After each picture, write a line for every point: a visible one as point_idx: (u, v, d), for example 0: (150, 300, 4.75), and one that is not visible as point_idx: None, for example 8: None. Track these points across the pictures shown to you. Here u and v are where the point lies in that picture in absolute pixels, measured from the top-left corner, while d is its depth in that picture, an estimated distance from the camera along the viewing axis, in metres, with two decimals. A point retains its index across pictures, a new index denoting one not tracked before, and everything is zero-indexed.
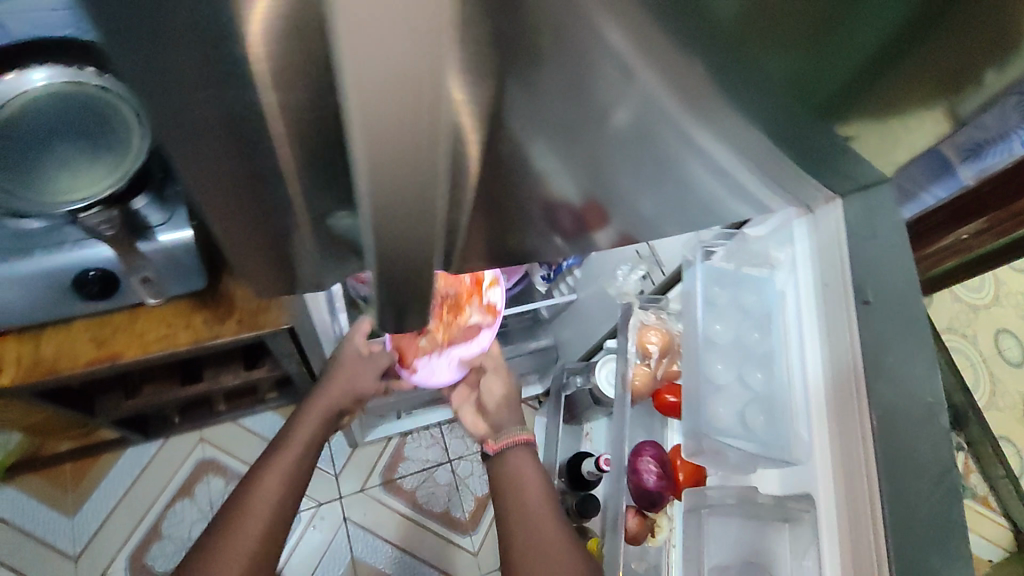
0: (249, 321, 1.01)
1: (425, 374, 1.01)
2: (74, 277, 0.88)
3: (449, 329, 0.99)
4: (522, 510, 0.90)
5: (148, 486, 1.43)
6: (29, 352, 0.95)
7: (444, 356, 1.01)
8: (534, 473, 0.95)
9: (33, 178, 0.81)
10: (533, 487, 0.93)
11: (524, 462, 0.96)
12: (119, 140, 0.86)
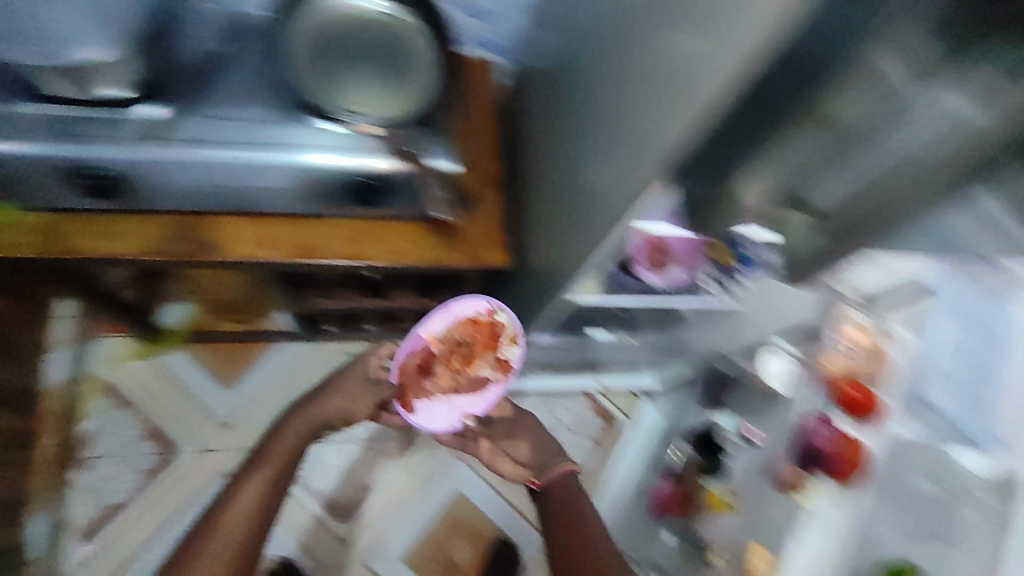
0: (392, 248, 1.04)
1: (427, 420, 1.14)
2: (205, 167, 0.89)
3: (458, 379, 1.13)
4: (578, 552, 1.10)
5: (271, 388, 1.53)
6: (178, 230, 0.97)
7: (446, 404, 1.14)
8: (589, 510, 1.17)
9: (217, 93, 0.89)
10: (593, 523, 1.15)
11: (578, 497, 1.20)
12: (364, 74, 0.96)
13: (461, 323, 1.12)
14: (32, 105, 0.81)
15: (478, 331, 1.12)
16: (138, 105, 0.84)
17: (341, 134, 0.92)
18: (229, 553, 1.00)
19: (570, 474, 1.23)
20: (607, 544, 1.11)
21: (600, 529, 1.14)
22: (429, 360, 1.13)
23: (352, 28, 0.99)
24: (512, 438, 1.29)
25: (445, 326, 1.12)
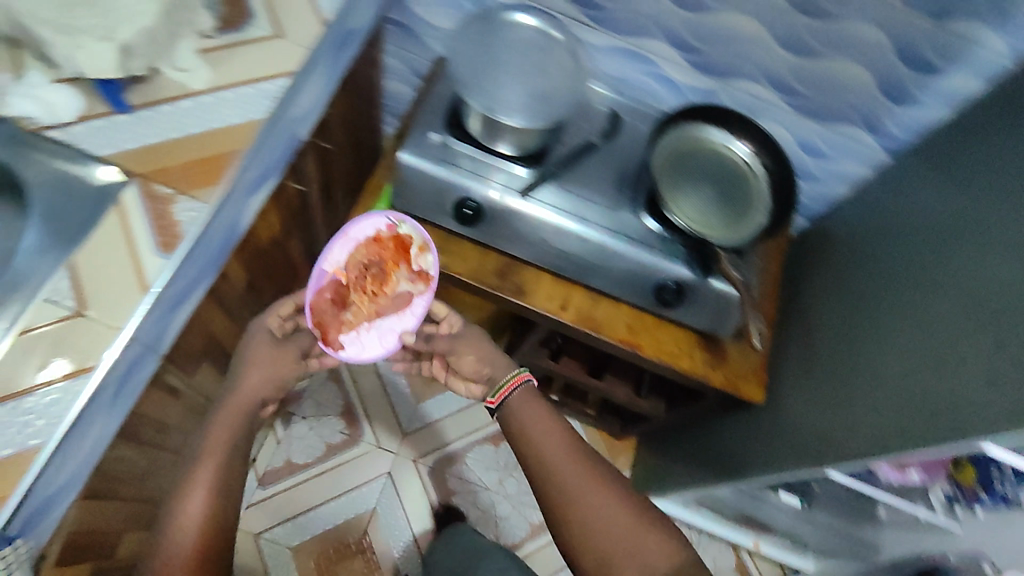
0: (648, 343, 1.08)
1: (359, 351, 0.95)
2: (529, 224, 1.04)
3: (377, 304, 0.97)
4: (563, 503, 0.86)
5: (463, 419, 1.64)
6: (494, 267, 1.09)
7: (376, 330, 0.96)
8: (547, 428, 0.92)
9: (582, 179, 1.06)
10: (547, 443, 0.90)
11: (528, 410, 0.94)
12: (705, 203, 1.03)
13: (363, 245, 0.99)
14: (452, 145, 1.02)
15: (382, 250, 0.99)
16: (520, 167, 1.03)
17: (662, 239, 1.04)
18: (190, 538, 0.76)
19: (526, 377, 0.97)
20: (606, 499, 0.86)
21: (568, 444, 0.90)
22: (341, 290, 0.97)
23: (714, 157, 1.06)
24: (464, 346, 1.02)
25: (347, 253, 0.99)
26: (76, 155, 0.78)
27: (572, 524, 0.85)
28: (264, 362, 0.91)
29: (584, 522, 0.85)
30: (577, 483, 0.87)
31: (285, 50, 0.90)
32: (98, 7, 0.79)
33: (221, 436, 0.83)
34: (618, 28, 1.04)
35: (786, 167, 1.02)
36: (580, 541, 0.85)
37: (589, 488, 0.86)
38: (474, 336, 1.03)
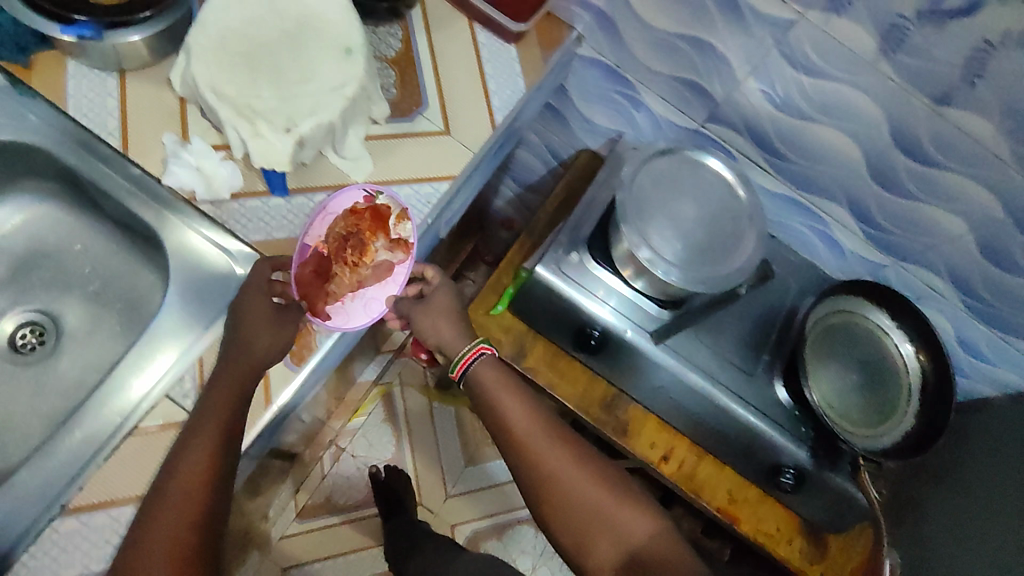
0: (742, 510, 1.01)
1: (347, 321, 0.73)
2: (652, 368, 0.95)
3: (358, 276, 0.75)
4: (541, 475, 0.75)
5: (510, 495, 1.58)
6: (603, 400, 1.02)
7: (361, 300, 0.75)
8: (510, 396, 0.79)
9: (721, 332, 0.97)
10: (514, 415, 0.78)
11: (486, 375, 0.79)
12: (844, 391, 0.96)
13: (342, 217, 0.75)
14: (597, 273, 0.94)
15: (362, 221, 0.75)
16: (660, 309, 0.94)
17: (788, 414, 0.96)
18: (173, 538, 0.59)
19: (480, 349, 0.80)
20: (558, 452, 0.76)
21: (528, 411, 0.78)
22: (325, 263, 0.74)
23: (868, 343, 0.97)
24: (430, 315, 0.80)
25: (325, 227, 0.75)
26: (229, 245, 0.75)
27: (558, 505, 0.74)
28: (243, 334, 0.69)
29: (566, 496, 0.74)
30: (558, 454, 0.76)
31: (452, 152, 0.84)
32: (274, 86, 0.71)
33: (219, 409, 0.65)
34: (800, 181, 0.94)
35: (949, 385, 0.91)
36: (560, 513, 0.74)
37: (567, 462, 0.76)
38: (444, 291, 0.83)
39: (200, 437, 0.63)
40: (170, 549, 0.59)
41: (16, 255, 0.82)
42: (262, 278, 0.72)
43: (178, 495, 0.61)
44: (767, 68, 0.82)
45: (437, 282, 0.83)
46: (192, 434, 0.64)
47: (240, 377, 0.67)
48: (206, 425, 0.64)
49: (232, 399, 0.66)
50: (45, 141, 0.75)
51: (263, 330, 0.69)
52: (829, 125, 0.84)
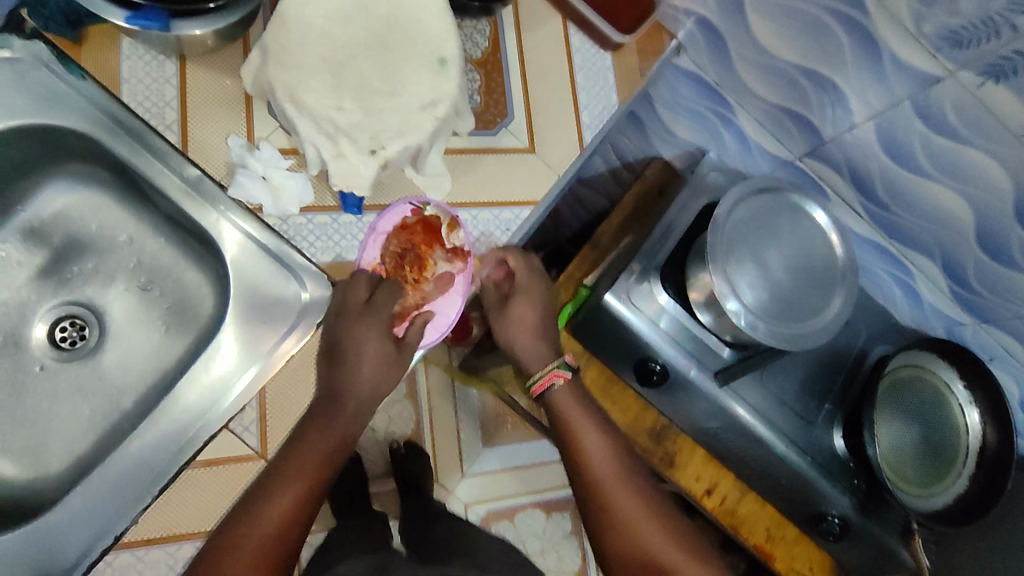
0: (778, 549, 1.01)
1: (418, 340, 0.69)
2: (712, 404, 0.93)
3: (422, 292, 0.71)
4: (610, 519, 0.68)
5: (529, 479, 1.51)
6: (652, 429, 1.00)
7: (428, 316, 0.70)
8: (594, 429, 0.72)
9: (783, 374, 0.95)
10: (596, 453, 0.71)
11: (569, 405, 0.73)
12: (901, 449, 0.93)
13: (392, 235, 0.70)
14: (665, 304, 0.91)
15: (414, 235, 0.71)
16: (727, 348, 0.91)
17: (840, 462, 0.96)
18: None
19: (555, 376, 0.72)
20: (633, 496, 0.69)
21: (611, 449, 0.72)
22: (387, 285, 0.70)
23: (934, 401, 0.92)
24: (511, 324, 0.74)
25: (380, 247, 0.70)
26: (294, 264, 0.70)
27: (621, 549, 0.67)
28: (346, 365, 0.64)
29: (633, 541, 0.67)
30: (632, 499, 0.69)
31: (536, 173, 0.77)
32: (360, 95, 0.63)
33: (322, 455, 0.62)
34: (889, 228, 0.90)
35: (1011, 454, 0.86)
36: (621, 559, 0.67)
37: (640, 505, 0.69)
38: (535, 286, 0.76)
39: (299, 474, 0.60)
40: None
41: (57, 242, 0.76)
42: (347, 294, 0.67)
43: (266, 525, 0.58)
44: (890, 118, 0.76)
45: (521, 275, 0.74)
46: (292, 470, 0.60)
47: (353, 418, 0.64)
48: (305, 471, 0.61)
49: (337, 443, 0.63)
50: (97, 129, 0.67)
51: (370, 373, 0.65)
52: (945, 186, 0.78)
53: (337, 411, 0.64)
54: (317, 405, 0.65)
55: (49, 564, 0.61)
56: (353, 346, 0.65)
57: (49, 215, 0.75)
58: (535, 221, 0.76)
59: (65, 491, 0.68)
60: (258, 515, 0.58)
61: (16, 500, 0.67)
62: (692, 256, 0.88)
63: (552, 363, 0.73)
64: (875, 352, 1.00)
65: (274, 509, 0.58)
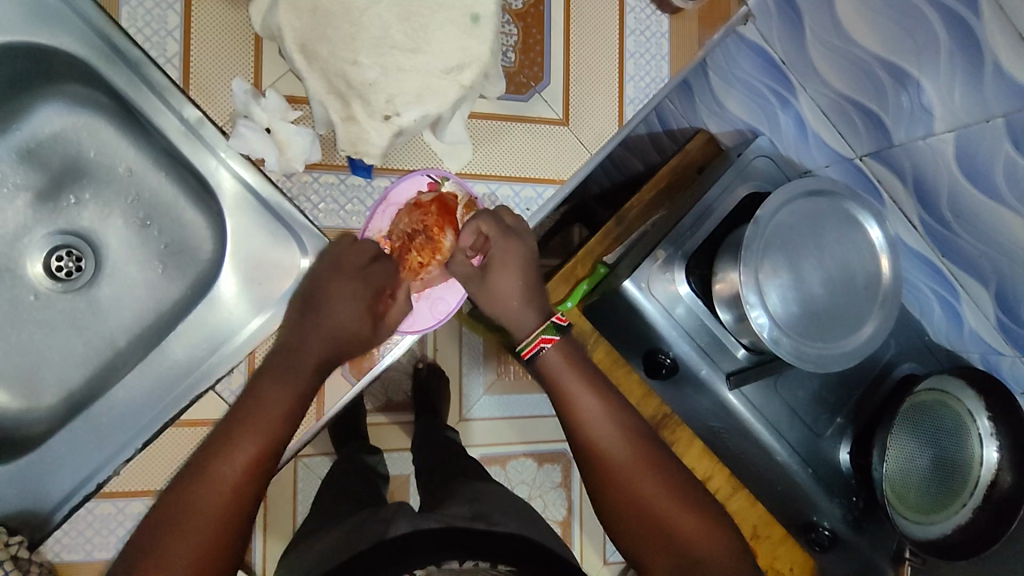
0: (763, 548, 0.95)
1: (412, 324, 0.68)
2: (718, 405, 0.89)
3: (426, 276, 0.69)
4: (610, 476, 0.64)
5: (530, 429, 1.40)
6: (653, 418, 0.91)
7: (427, 300, 0.69)
8: (585, 387, 0.66)
9: (799, 382, 0.91)
10: (591, 413, 0.65)
11: (559, 365, 0.67)
12: (909, 473, 0.88)
13: (405, 211, 0.66)
14: (683, 294, 0.86)
15: (428, 215, 0.67)
16: (741, 349, 0.87)
17: (840, 478, 0.93)
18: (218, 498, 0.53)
19: (542, 342, 0.66)
20: (631, 450, 0.65)
21: (606, 407, 0.66)
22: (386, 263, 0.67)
23: (953, 428, 0.86)
24: (494, 295, 0.67)
25: (389, 221, 0.67)
26: (294, 225, 0.65)
27: (619, 504, 0.63)
28: (310, 336, 0.61)
29: (632, 497, 0.63)
30: (626, 455, 0.64)
31: (567, 149, 0.70)
32: (376, 49, 0.55)
33: (271, 424, 0.57)
34: (945, 246, 0.83)
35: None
36: (622, 516, 0.63)
37: (636, 459, 0.64)
38: (508, 248, 0.66)
39: (244, 451, 0.55)
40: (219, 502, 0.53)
41: (54, 166, 0.72)
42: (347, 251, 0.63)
43: (211, 501, 0.53)
44: (976, 134, 0.67)
45: (497, 240, 0.66)
46: (230, 447, 0.55)
47: (309, 378, 0.60)
48: (248, 442, 0.56)
49: (289, 408, 0.59)
50: (93, 54, 0.61)
51: (334, 337, 0.62)
52: (1020, 218, 0.69)
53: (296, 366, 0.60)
54: (267, 369, 0.60)
55: (33, 504, 0.62)
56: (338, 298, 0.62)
57: (47, 136, 0.70)
58: (558, 203, 0.70)
59: (56, 426, 0.68)
60: (205, 484, 0.53)
61: (9, 430, 0.67)
62: (722, 251, 0.82)
63: (539, 328, 0.66)
64: (902, 368, 0.94)
65: (217, 478, 0.53)
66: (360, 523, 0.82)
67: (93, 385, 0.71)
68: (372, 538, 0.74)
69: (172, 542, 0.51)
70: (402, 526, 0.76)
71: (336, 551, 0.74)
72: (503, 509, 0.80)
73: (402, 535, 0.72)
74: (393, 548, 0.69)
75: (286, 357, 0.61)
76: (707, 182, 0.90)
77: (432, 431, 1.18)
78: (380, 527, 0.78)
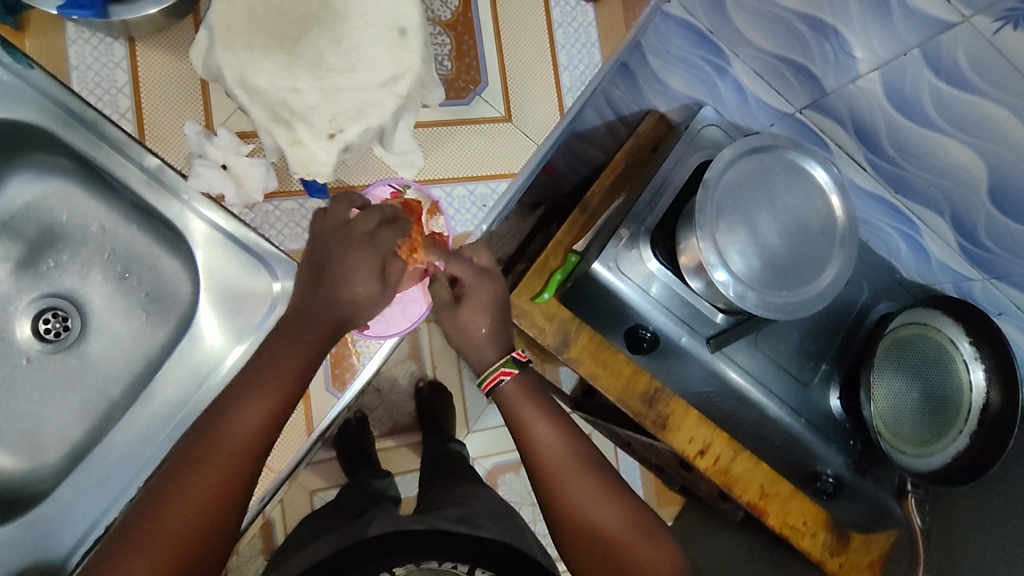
0: (765, 499, 0.99)
1: (385, 330, 0.69)
2: (704, 370, 0.91)
3: (402, 278, 0.70)
4: (566, 511, 0.66)
5: None
6: (645, 392, 0.97)
7: (399, 304, 0.70)
8: (542, 417, 0.69)
9: (780, 337, 0.93)
10: (549, 446, 0.68)
11: (516, 398, 0.69)
12: (903, 419, 0.89)
13: None
14: (655, 271, 0.87)
15: None
16: (720, 314, 0.88)
17: (837, 424, 0.94)
18: (219, 463, 0.55)
19: (501, 375, 0.67)
20: (595, 489, 0.66)
21: (564, 440, 0.69)
22: None
23: (934, 372, 0.88)
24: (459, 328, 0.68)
25: None
26: (259, 252, 0.67)
27: (581, 545, 0.65)
28: (298, 342, 0.60)
29: (587, 531, 0.65)
30: (588, 488, 0.66)
31: (514, 144, 0.73)
32: (315, 76, 0.59)
33: (244, 438, 0.57)
34: (895, 182, 0.85)
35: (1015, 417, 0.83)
36: (578, 551, 0.65)
37: (593, 493, 0.66)
38: (483, 292, 0.68)
39: (209, 471, 0.55)
40: (212, 480, 0.55)
41: (31, 233, 0.75)
42: (375, 240, 0.61)
43: (188, 505, 0.53)
44: (898, 68, 0.70)
45: (472, 283, 0.67)
46: (204, 459, 0.55)
47: (290, 382, 0.59)
48: (221, 455, 0.55)
49: (282, 398, 0.59)
50: (50, 119, 0.65)
51: (323, 331, 0.60)
52: (958, 141, 0.73)
53: (308, 330, 0.60)
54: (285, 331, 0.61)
55: (46, 555, 0.63)
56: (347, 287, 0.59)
57: (20, 207, 0.73)
58: (512, 196, 0.73)
59: (60, 481, 0.70)
60: (214, 441, 0.56)
61: (15, 491, 0.69)
62: (682, 220, 0.84)
63: (499, 361, 0.67)
64: (879, 309, 0.97)
65: (222, 442, 0.56)
66: (348, 526, 0.87)
67: (92, 437, 0.73)
68: (354, 535, 0.80)
69: (155, 530, 0.52)
70: (381, 526, 0.81)
71: (335, 546, 0.78)
72: (486, 513, 0.85)
73: (384, 532, 0.77)
74: (375, 546, 0.74)
75: (273, 357, 0.60)
76: (662, 157, 0.93)
77: (439, 446, 1.23)
78: (360, 528, 0.83)
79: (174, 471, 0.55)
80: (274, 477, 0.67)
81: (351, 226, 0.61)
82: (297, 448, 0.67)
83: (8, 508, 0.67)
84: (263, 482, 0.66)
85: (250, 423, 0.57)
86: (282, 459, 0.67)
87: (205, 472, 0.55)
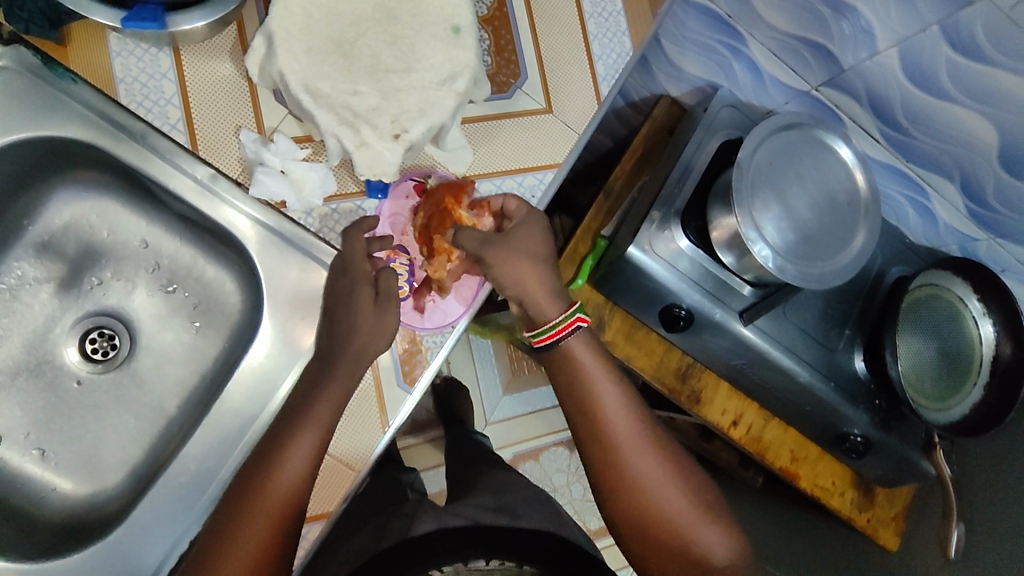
0: (797, 460, 1.05)
1: (445, 317, 0.70)
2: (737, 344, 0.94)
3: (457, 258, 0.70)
4: (615, 468, 0.67)
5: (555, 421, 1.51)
6: (679, 368, 1.02)
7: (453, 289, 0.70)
8: (606, 377, 0.69)
9: (805, 307, 0.97)
10: (609, 403, 0.68)
11: (583, 354, 0.69)
12: (920, 367, 0.93)
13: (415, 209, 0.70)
14: (684, 248, 0.89)
15: (434, 202, 0.69)
16: (747, 287, 0.90)
17: (862, 384, 0.99)
18: (267, 513, 0.59)
19: (578, 321, 0.68)
20: (645, 450, 0.67)
21: (624, 399, 0.69)
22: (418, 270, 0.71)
23: (949, 319, 0.93)
24: (511, 253, 0.67)
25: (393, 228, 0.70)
26: (319, 255, 0.68)
27: (630, 502, 0.66)
28: (324, 389, 0.63)
29: (633, 489, 0.66)
30: (642, 449, 0.67)
31: (555, 134, 0.75)
32: (375, 77, 0.60)
33: (287, 487, 0.60)
34: (905, 151, 0.90)
35: None
36: (624, 509, 0.67)
37: (646, 452, 0.67)
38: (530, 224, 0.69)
39: (258, 522, 0.59)
40: (260, 530, 0.59)
41: (71, 252, 0.73)
42: (348, 258, 0.65)
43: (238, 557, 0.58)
44: (917, 44, 0.74)
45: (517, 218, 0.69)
46: (251, 511, 0.59)
47: (321, 431, 0.62)
48: (264, 507, 0.59)
49: (317, 446, 0.62)
50: (97, 135, 0.64)
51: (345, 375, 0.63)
52: (972, 111, 0.78)
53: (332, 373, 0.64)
54: (313, 379, 0.64)
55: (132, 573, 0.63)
56: (358, 313, 0.64)
57: (60, 226, 0.72)
58: (558, 185, 0.74)
59: (127, 502, 0.69)
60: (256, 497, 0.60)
61: (83, 516, 0.68)
62: (711, 199, 0.86)
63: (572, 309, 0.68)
64: (892, 273, 1.02)
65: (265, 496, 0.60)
66: (390, 521, 0.88)
67: (152, 455, 0.73)
68: (397, 536, 0.80)
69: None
70: (424, 524, 0.80)
71: (373, 548, 0.80)
72: (524, 501, 0.87)
73: (426, 532, 0.77)
74: (421, 544, 0.75)
75: (303, 408, 0.63)
76: (682, 140, 0.96)
77: (461, 437, 1.21)
78: (400, 527, 0.84)
79: (224, 525, 0.60)
80: (357, 476, 0.67)
81: (342, 264, 0.66)
82: (375, 446, 0.67)
83: (83, 533, 0.66)
84: (348, 482, 0.66)
85: (290, 475, 0.60)
86: (361, 458, 0.67)
87: (255, 520, 0.59)
